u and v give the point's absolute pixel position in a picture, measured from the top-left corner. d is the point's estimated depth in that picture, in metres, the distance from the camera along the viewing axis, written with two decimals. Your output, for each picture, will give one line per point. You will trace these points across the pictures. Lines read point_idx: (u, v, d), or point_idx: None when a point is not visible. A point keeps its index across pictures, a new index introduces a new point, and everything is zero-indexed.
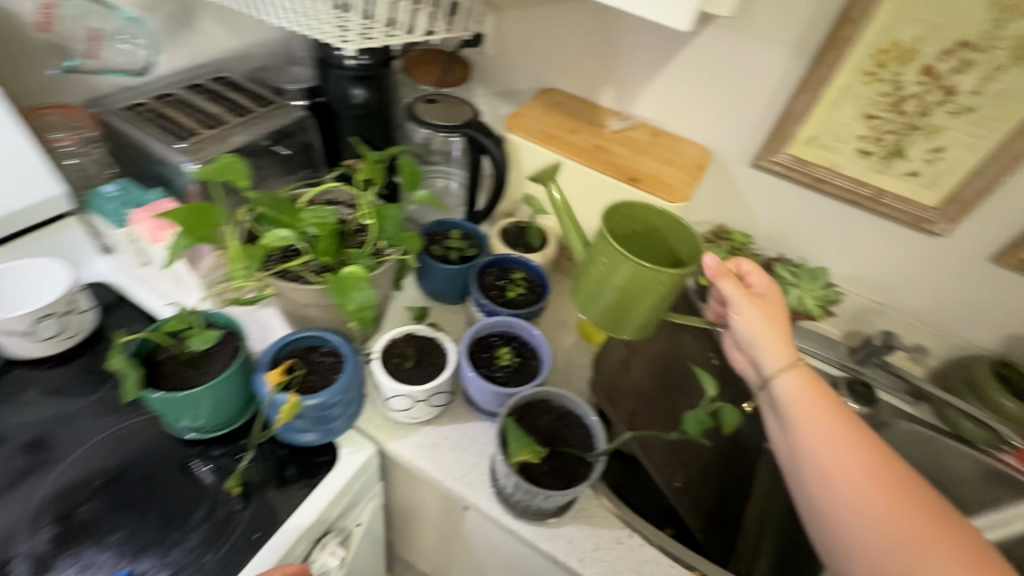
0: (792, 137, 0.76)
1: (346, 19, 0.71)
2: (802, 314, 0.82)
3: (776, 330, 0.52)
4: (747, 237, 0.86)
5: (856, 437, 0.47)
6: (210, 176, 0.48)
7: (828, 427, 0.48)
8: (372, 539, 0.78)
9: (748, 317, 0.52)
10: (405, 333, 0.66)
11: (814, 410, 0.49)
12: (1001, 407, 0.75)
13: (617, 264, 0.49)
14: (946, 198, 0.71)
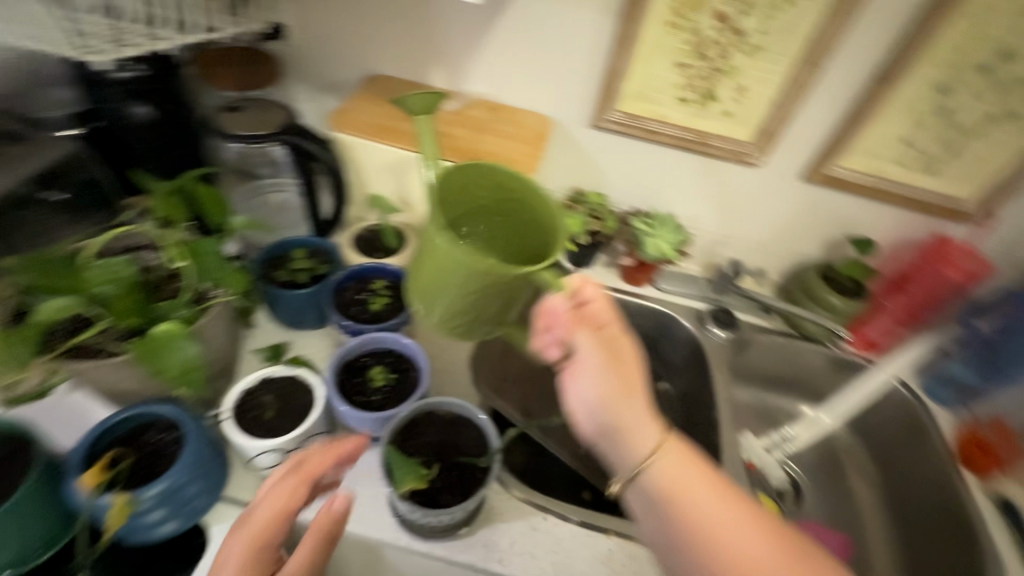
0: (619, 94, 0.77)
1: (92, 26, 0.59)
2: (662, 260, 0.86)
3: (634, 402, 0.44)
4: (601, 197, 0.88)
5: (743, 515, 0.42)
6: None
7: (720, 519, 0.41)
8: None
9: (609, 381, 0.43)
10: (259, 379, 0.58)
11: (694, 490, 0.42)
12: (828, 304, 0.86)
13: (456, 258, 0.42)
14: (757, 131, 0.77)
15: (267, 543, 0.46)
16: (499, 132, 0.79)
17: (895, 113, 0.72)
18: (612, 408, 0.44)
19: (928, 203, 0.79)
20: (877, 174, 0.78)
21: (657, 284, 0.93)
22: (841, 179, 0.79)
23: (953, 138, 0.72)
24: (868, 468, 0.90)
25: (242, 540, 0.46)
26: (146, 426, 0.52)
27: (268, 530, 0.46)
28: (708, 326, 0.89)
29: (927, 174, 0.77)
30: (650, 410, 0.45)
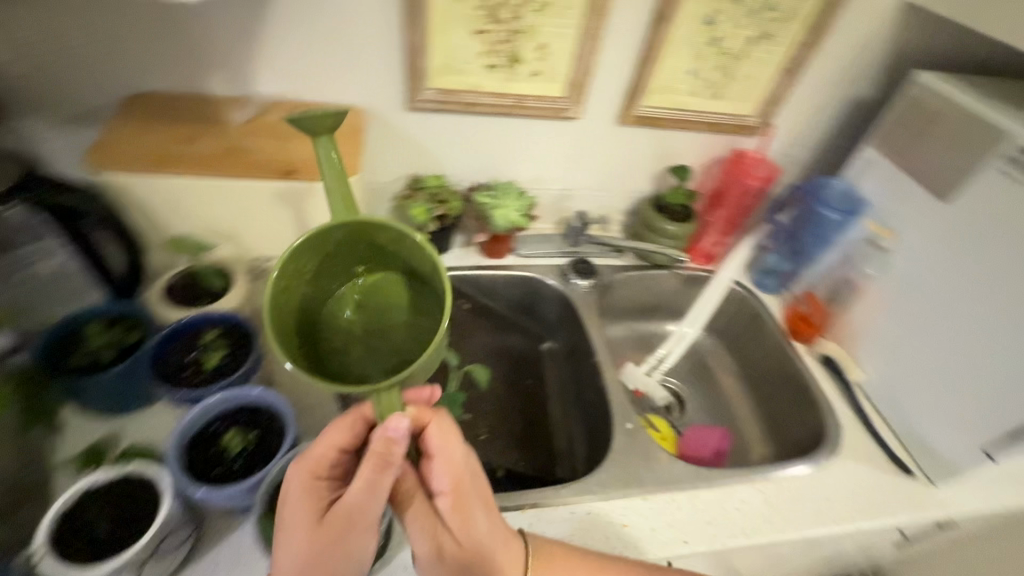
0: (427, 71, 0.74)
1: None
2: (513, 228, 0.86)
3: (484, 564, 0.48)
4: (440, 178, 0.85)
5: None
6: None
7: None
8: None
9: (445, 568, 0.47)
10: (78, 493, 0.48)
11: None
12: (665, 231, 0.93)
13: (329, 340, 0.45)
14: (567, 86, 0.79)
15: (320, 476, 0.47)
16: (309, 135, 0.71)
17: (678, 49, 0.78)
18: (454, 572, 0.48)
19: (722, 124, 0.89)
20: (677, 107, 0.86)
21: (517, 252, 0.95)
22: (650, 117, 0.85)
23: (728, 64, 0.81)
24: (729, 365, 1.02)
25: (300, 469, 0.47)
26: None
27: (319, 462, 0.47)
28: (571, 279, 0.92)
29: (715, 98, 0.85)
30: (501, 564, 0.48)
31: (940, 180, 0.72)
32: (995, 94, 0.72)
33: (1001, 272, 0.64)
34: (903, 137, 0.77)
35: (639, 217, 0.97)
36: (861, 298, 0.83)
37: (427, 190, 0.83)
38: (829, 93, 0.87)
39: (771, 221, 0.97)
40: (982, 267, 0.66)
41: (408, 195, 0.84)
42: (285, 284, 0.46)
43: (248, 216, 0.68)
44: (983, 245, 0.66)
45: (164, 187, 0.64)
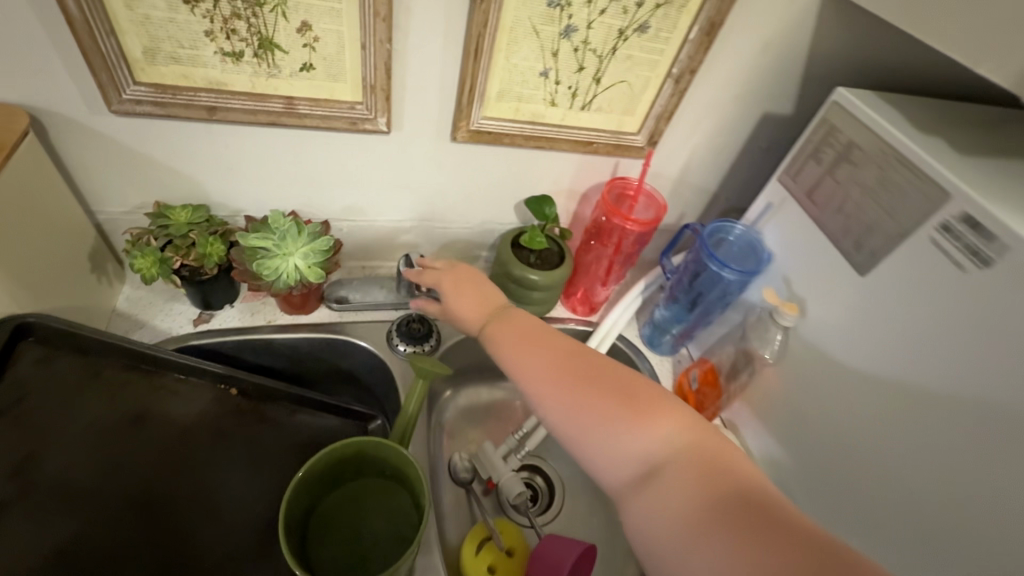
0: (120, 58, 0.48)
1: None
2: (304, 282, 0.63)
3: (465, 298, 0.60)
4: (197, 209, 0.60)
5: (553, 346, 0.52)
6: None
7: (557, 359, 0.51)
8: None
9: (477, 278, 0.63)
10: None
11: (514, 339, 0.54)
12: (523, 282, 0.70)
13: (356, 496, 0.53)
14: (361, 87, 0.55)
15: None
16: None
17: (517, 42, 0.55)
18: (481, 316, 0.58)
19: (595, 143, 0.66)
20: (530, 119, 0.63)
21: (329, 303, 0.71)
22: (493, 133, 0.62)
23: (593, 64, 0.58)
24: None
25: None
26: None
27: None
28: (395, 344, 0.69)
29: (582, 109, 0.63)
30: (483, 300, 0.60)
31: (857, 243, 0.53)
32: (937, 124, 0.52)
33: (914, 378, 0.47)
34: (816, 177, 0.58)
35: (496, 258, 0.73)
36: (762, 381, 0.65)
37: (166, 231, 0.58)
38: (735, 107, 0.66)
39: (663, 265, 0.76)
40: (893, 367, 0.49)
41: (135, 236, 0.58)
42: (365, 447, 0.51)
43: None
44: (896, 336, 0.49)
45: None
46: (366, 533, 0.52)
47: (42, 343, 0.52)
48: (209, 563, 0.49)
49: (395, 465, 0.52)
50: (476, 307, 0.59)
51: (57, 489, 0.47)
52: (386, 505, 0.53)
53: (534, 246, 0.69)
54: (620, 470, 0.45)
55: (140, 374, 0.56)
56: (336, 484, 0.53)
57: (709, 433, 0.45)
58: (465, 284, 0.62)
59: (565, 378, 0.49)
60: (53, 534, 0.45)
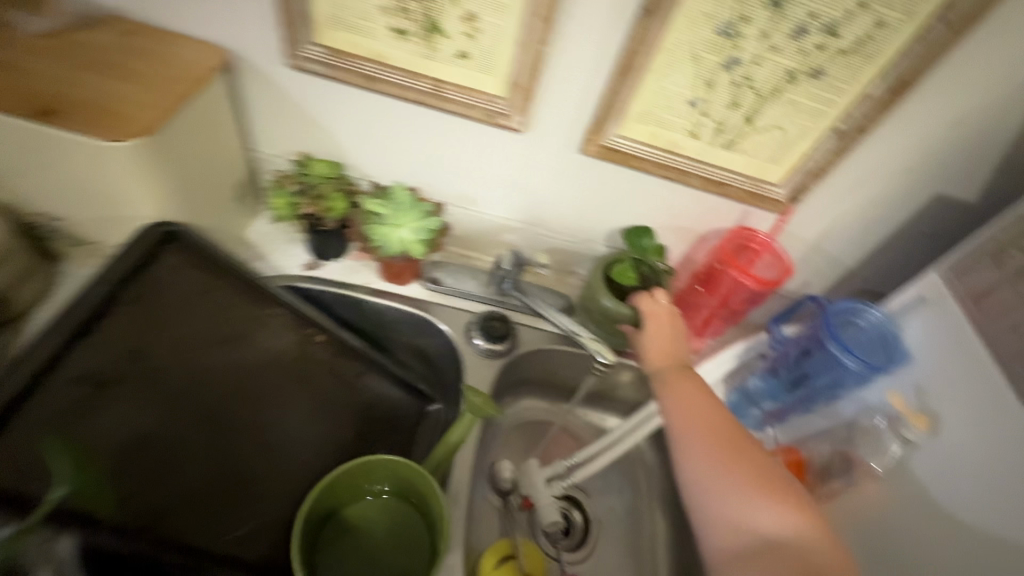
0: (308, 19, 0.53)
1: None
2: (406, 254, 0.66)
3: (660, 331, 0.60)
4: (333, 166, 0.65)
5: (713, 404, 0.51)
6: None
7: (718, 415, 0.49)
8: None
9: (679, 320, 0.61)
10: None
11: (686, 386, 0.53)
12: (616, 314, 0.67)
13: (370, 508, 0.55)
14: (507, 83, 0.56)
15: None
16: (123, 69, 0.53)
17: (673, 65, 0.52)
18: (664, 355, 0.58)
19: (729, 186, 0.62)
20: (664, 147, 0.60)
21: (424, 282, 0.73)
22: (623, 153, 0.60)
23: (749, 103, 0.54)
24: (665, 504, 0.76)
25: None
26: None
27: None
28: (473, 338, 0.70)
29: (724, 148, 0.59)
30: (672, 340, 0.59)
31: None
32: None
33: None
34: (990, 282, 0.49)
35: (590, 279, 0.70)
36: (858, 497, 0.55)
37: (303, 179, 0.63)
38: (904, 181, 0.58)
39: (771, 333, 0.69)
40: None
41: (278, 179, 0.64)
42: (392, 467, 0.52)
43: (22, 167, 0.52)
44: None
45: None
46: (376, 544, 0.54)
47: (184, 253, 0.59)
48: (259, 491, 0.52)
49: (418, 495, 0.53)
50: (664, 347, 0.59)
51: (157, 383, 0.52)
52: (397, 521, 0.54)
53: (624, 279, 0.67)
54: (729, 540, 0.43)
55: (248, 301, 0.61)
56: (353, 495, 0.54)
57: (832, 546, 0.43)
58: (658, 314, 0.61)
59: (711, 435, 0.48)
60: (137, 423, 0.49)
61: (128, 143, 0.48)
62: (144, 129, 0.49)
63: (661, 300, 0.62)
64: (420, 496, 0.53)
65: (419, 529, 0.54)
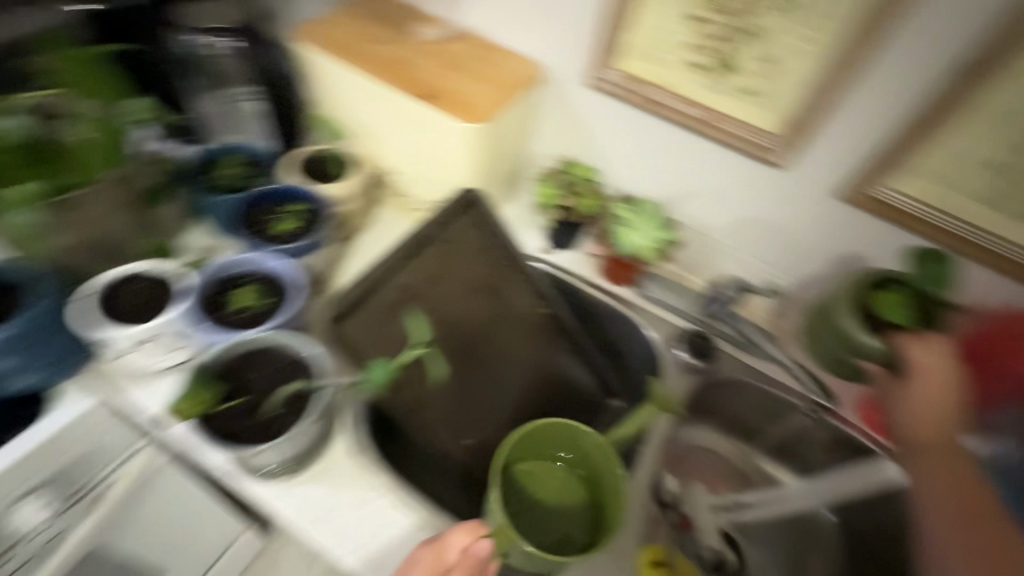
0: (619, 48, 0.65)
1: None
2: (636, 257, 0.73)
3: (932, 391, 0.56)
4: (590, 171, 0.76)
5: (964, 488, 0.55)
6: None
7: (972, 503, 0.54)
8: (160, 478, 0.73)
9: (954, 372, 0.55)
10: (129, 273, 0.58)
11: (939, 463, 0.56)
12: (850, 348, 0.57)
13: (537, 468, 0.60)
14: (783, 122, 0.61)
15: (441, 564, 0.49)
16: (474, 70, 0.69)
17: (975, 126, 0.52)
18: (927, 422, 0.57)
19: (1006, 260, 0.58)
20: (940, 207, 0.58)
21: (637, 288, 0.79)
22: (887, 204, 0.60)
23: None
24: None
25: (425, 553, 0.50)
26: (122, 280, 0.57)
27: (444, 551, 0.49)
28: (675, 347, 0.75)
29: (1011, 218, 0.56)
30: (942, 402, 0.56)
31: None
32: None
33: None
34: None
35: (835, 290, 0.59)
36: None
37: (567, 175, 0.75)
38: None
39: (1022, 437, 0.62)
40: None
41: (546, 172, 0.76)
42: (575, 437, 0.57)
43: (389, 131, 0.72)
44: None
45: (337, 75, 0.69)
46: (536, 501, 0.58)
47: (473, 216, 0.69)
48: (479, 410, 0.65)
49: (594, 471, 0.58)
50: (936, 412, 0.57)
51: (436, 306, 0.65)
52: (561, 484, 0.60)
53: (885, 308, 0.56)
54: None
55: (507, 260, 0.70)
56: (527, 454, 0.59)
57: None
58: (930, 371, 0.55)
59: (964, 515, 0.54)
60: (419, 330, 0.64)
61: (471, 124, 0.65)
62: (484, 117, 0.65)
63: (940, 351, 0.55)
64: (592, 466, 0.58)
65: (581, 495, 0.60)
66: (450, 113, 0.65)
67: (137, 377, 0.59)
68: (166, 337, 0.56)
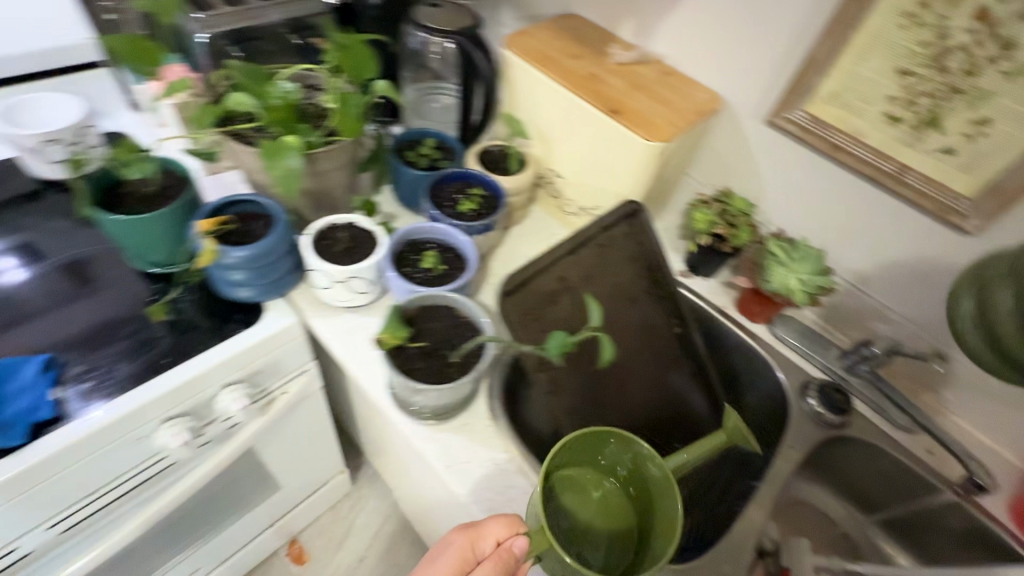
0: (812, 91, 0.66)
1: None
2: (784, 297, 0.73)
3: None
4: (748, 205, 0.77)
5: None
6: (124, 53, 0.55)
7: None
8: (307, 402, 0.84)
9: None
10: (345, 221, 0.68)
11: None
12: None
13: (585, 484, 0.55)
14: (983, 186, 0.59)
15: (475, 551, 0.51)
16: (659, 93, 0.74)
17: None
18: None
19: None
20: None
21: (772, 326, 0.80)
22: None
23: None
24: None
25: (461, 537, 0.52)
26: (329, 228, 0.67)
27: (478, 540, 0.51)
28: (807, 396, 0.74)
29: None
30: None
31: None
32: None
33: None
34: None
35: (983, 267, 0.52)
36: None
37: (725, 205, 0.77)
38: None
39: None
40: None
41: (703, 199, 0.79)
42: (621, 441, 0.54)
43: (565, 138, 0.78)
44: None
45: (532, 81, 0.76)
46: (576, 522, 0.53)
47: (632, 224, 0.73)
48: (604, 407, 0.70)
49: (646, 489, 0.54)
50: None
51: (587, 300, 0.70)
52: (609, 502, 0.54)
53: None
54: None
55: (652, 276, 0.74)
56: (570, 462, 0.55)
57: None
58: None
59: None
60: None
61: (651, 144, 0.67)
62: (663, 138, 0.68)
63: None
64: (642, 478, 0.54)
65: (630, 515, 0.54)
66: (634, 129, 0.68)
67: (328, 310, 0.69)
68: (365, 280, 0.65)
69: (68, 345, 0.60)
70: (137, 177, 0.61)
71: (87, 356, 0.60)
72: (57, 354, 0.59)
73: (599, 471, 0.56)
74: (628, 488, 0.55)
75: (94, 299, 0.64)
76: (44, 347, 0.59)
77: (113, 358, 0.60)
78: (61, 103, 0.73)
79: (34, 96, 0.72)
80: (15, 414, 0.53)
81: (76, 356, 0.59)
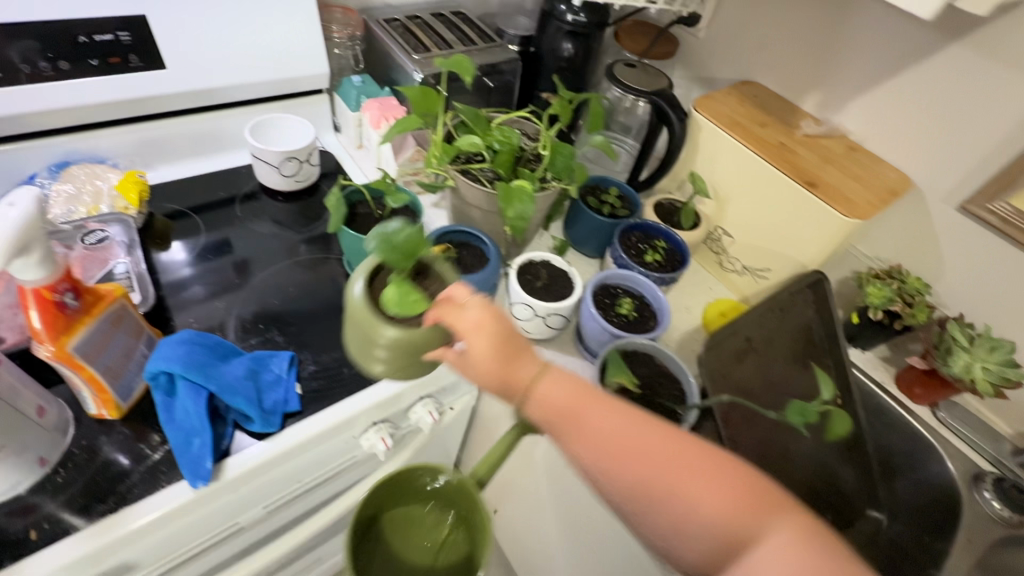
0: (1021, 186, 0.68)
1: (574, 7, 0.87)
2: (964, 384, 0.72)
3: (488, 340, 0.43)
4: (926, 285, 0.77)
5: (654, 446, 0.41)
6: (415, 100, 0.65)
7: (630, 441, 0.41)
8: (461, 419, 0.88)
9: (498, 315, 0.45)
10: (542, 258, 0.74)
11: (573, 405, 0.43)
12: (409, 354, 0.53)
13: (417, 524, 0.48)
14: None
15: None
16: (849, 168, 0.76)
17: None
18: (523, 372, 0.43)
19: None
20: None
21: (935, 409, 0.81)
22: None
23: None
24: None
25: None
26: (528, 263, 0.73)
27: None
28: (983, 490, 0.74)
29: None
30: (506, 341, 0.44)
31: None
32: None
33: None
34: None
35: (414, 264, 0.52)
36: None
37: (902, 282, 0.78)
38: None
39: None
40: None
41: (877, 274, 0.80)
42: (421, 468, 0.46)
43: (744, 199, 0.81)
44: None
45: (720, 143, 0.80)
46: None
47: (814, 293, 0.77)
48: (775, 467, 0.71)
49: (466, 505, 0.46)
50: (488, 341, 0.43)
51: (769, 360, 0.73)
52: (444, 537, 0.47)
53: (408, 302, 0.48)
54: None
55: (829, 347, 0.77)
56: (386, 505, 0.48)
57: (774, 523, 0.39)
58: (484, 331, 0.44)
59: (644, 481, 0.40)
60: (764, 379, 0.71)
61: (850, 221, 0.69)
62: (861, 215, 0.69)
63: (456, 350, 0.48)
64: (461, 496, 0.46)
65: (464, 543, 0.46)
66: (833, 204, 0.70)
67: None
68: (560, 316, 0.69)
69: (300, 345, 0.67)
70: (393, 207, 0.65)
71: (318, 355, 0.66)
72: (294, 352, 0.65)
73: (422, 504, 0.49)
74: (459, 515, 0.47)
75: (316, 303, 0.71)
76: (280, 344, 0.66)
77: (338, 361, 0.66)
78: (293, 124, 0.81)
79: (272, 115, 0.81)
80: (274, 404, 0.59)
81: (309, 355, 0.66)
